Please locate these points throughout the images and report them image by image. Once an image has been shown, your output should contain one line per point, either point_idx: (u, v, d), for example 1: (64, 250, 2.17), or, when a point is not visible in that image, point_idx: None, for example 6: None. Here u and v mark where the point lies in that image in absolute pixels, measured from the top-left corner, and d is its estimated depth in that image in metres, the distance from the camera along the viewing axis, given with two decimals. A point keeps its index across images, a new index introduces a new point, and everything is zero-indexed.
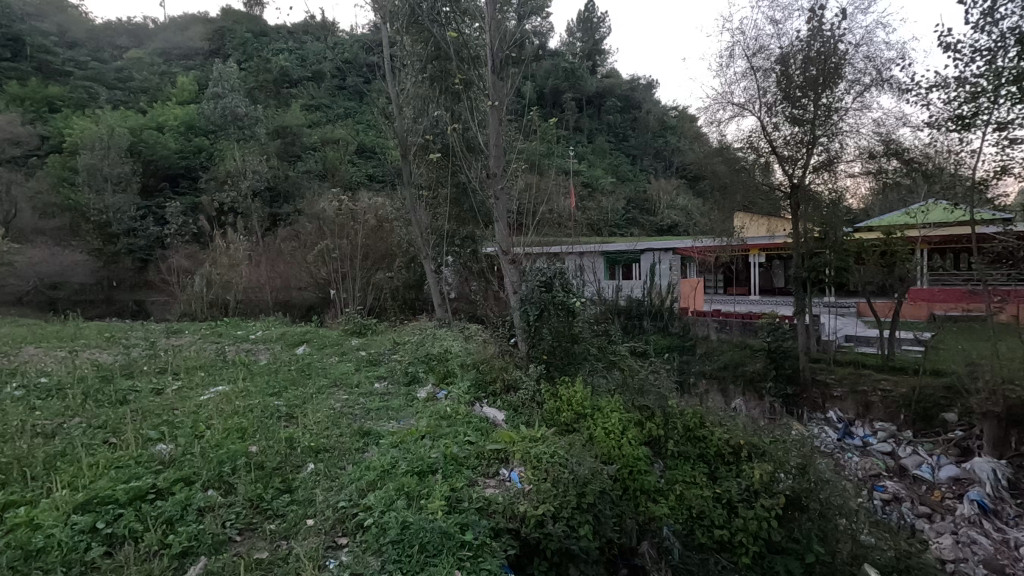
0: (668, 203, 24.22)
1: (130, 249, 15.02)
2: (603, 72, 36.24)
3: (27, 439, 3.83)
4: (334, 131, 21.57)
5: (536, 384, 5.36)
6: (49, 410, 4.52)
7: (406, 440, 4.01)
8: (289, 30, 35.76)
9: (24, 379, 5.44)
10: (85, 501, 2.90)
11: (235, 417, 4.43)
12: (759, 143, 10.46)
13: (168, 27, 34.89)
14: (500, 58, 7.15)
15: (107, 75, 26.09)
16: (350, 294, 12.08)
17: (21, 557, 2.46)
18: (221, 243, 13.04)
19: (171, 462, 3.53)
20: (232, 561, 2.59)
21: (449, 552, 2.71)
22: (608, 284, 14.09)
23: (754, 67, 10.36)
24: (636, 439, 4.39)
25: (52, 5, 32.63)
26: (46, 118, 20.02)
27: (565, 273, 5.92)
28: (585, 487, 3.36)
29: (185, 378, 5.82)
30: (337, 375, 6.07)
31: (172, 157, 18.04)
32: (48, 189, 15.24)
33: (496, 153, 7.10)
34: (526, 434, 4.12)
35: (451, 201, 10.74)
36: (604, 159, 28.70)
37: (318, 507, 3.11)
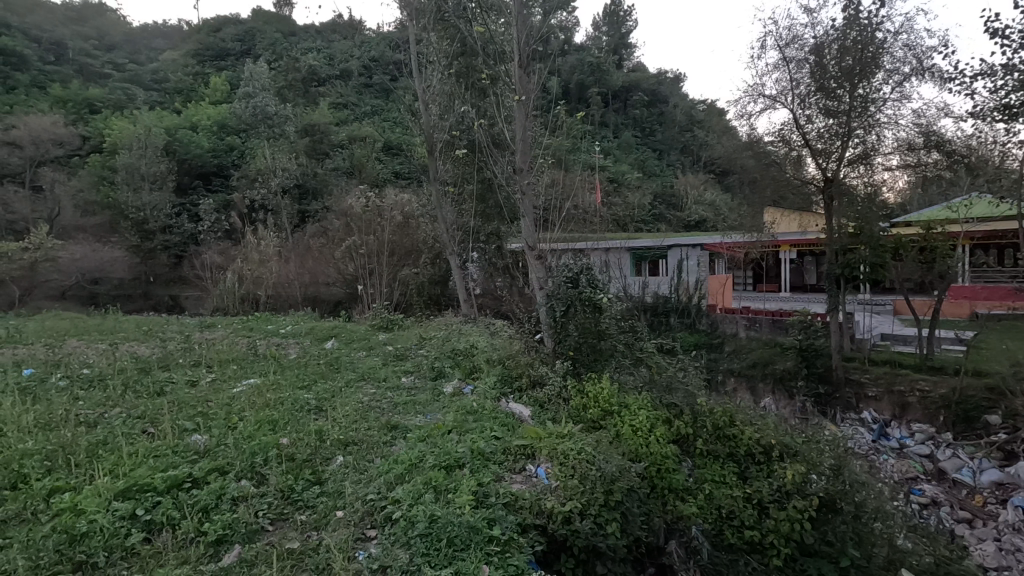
0: (695, 199, 23.86)
1: (165, 245, 15.48)
2: (629, 66, 35.80)
3: (71, 427, 3.98)
4: (361, 129, 21.83)
5: (562, 380, 5.35)
6: (92, 400, 4.70)
7: (434, 435, 4.04)
8: (317, 30, 36.31)
9: (68, 370, 5.66)
10: (126, 488, 2.99)
11: (267, 409, 4.52)
12: (791, 136, 10.18)
13: (201, 29, 35.73)
14: (527, 53, 7.12)
15: (144, 76, 26.92)
16: (377, 290, 12.22)
17: (66, 541, 2.56)
18: (253, 239, 13.34)
19: (206, 452, 3.62)
20: (264, 551, 2.65)
21: (477, 546, 2.71)
22: (634, 280, 13.90)
23: (787, 58, 10.05)
24: (664, 437, 4.34)
25: (93, 10, 33.74)
26: (88, 119, 20.76)
27: (592, 269, 5.86)
28: (612, 485, 3.35)
29: (219, 370, 5.96)
30: (365, 369, 6.14)
31: (205, 156, 18.50)
32: (88, 187, 15.81)
33: (523, 149, 7.07)
34: (553, 431, 4.11)
35: (476, 197, 10.76)
36: (630, 154, 28.39)
37: (347, 499, 3.15)
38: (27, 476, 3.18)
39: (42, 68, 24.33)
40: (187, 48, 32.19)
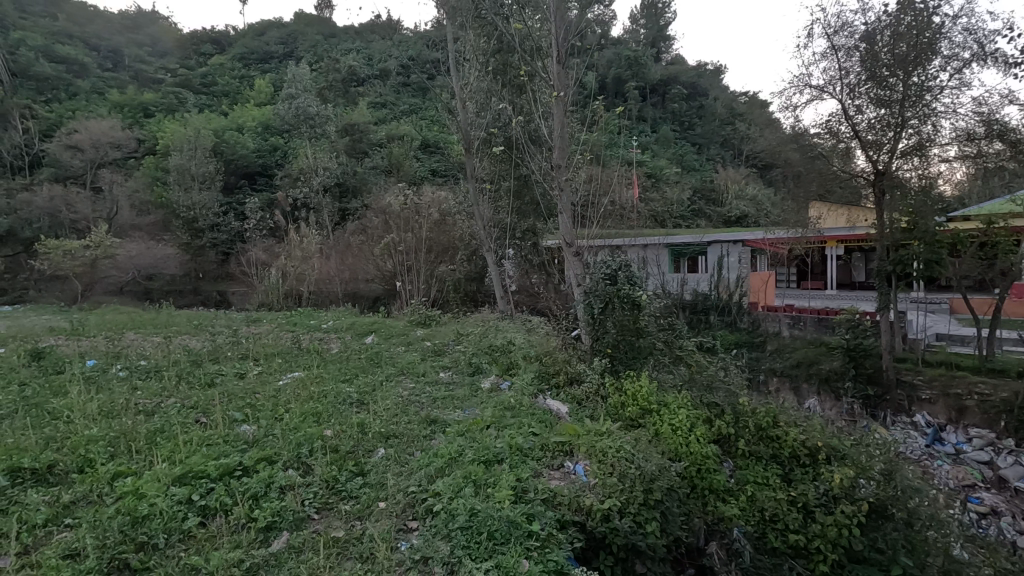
0: (736, 194, 23.20)
1: (214, 242, 16.08)
2: (667, 59, 35.12)
3: (130, 415, 4.20)
4: (399, 128, 22.17)
5: (600, 377, 5.31)
6: (149, 390, 4.94)
7: (472, 430, 4.08)
8: (356, 32, 37.04)
9: (127, 362, 5.97)
10: (182, 474, 3.14)
11: (310, 402, 4.65)
12: (839, 127, 9.79)
13: (246, 33, 36.92)
14: (564, 48, 7.07)
15: (193, 80, 28.06)
16: (414, 286, 12.40)
17: (130, 522, 2.70)
18: (295, 236, 13.73)
19: (255, 442, 3.76)
20: (312, 538, 2.74)
21: (517, 540, 2.73)
22: (673, 277, 13.61)
23: (835, 46, 9.68)
24: (705, 437, 4.26)
25: (147, 18, 35.33)
26: (142, 123, 21.76)
27: (630, 265, 5.76)
28: (652, 484, 3.33)
29: (265, 364, 6.18)
30: (404, 364, 6.24)
31: (250, 157, 19.13)
32: (143, 188, 16.60)
33: (560, 145, 7.03)
34: (591, 428, 4.10)
35: (512, 194, 10.76)
36: (669, 148, 27.85)
37: (389, 491, 3.22)
38: (93, 460, 3.37)
39: (101, 75, 25.62)
40: (233, 52, 33.33)
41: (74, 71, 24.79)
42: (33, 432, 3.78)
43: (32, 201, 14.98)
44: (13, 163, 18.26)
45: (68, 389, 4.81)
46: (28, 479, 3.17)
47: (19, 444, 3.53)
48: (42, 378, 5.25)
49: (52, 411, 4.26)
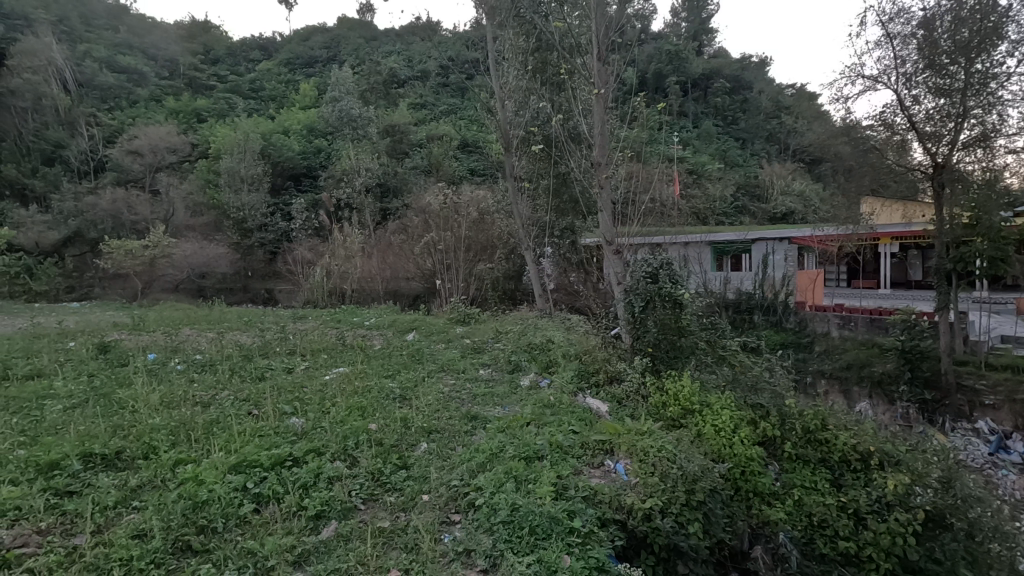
0: (782, 189, 22.44)
1: (262, 242, 16.64)
2: (710, 52, 34.32)
3: (188, 406, 4.43)
4: (438, 128, 22.41)
5: (640, 377, 5.23)
6: (204, 382, 5.20)
7: (513, 426, 4.12)
8: (397, 34, 37.66)
9: (184, 356, 6.28)
10: (238, 463, 3.29)
11: (355, 396, 4.79)
12: (893, 119, 9.42)
13: (292, 38, 38.07)
14: (605, 45, 7.02)
15: (242, 85, 29.14)
16: (453, 285, 12.55)
17: (192, 507, 2.85)
18: (339, 236, 14.12)
19: (304, 434, 3.90)
20: (359, 528, 2.84)
21: (559, 536, 2.75)
22: (715, 276, 13.28)
23: (889, 34, 9.25)
24: (749, 439, 4.18)
25: (200, 27, 36.95)
26: (196, 127, 22.75)
27: (672, 263, 5.66)
28: (694, 485, 3.30)
29: (312, 359, 6.39)
30: (444, 361, 6.35)
31: (296, 159, 19.75)
32: (198, 190, 17.38)
33: (601, 142, 6.99)
34: (632, 428, 4.08)
35: (551, 192, 10.75)
36: (711, 144, 27.19)
37: (433, 484, 3.29)
38: (157, 448, 3.57)
39: (158, 83, 26.97)
40: (280, 57, 34.42)
41: (134, 80, 26.13)
42: (102, 420, 4.04)
43: (98, 203, 15.93)
44: (79, 168, 19.45)
45: (132, 380, 5.10)
46: (99, 462, 3.39)
47: (91, 431, 3.78)
48: (108, 370, 5.58)
49: (119, 400, 4.54)
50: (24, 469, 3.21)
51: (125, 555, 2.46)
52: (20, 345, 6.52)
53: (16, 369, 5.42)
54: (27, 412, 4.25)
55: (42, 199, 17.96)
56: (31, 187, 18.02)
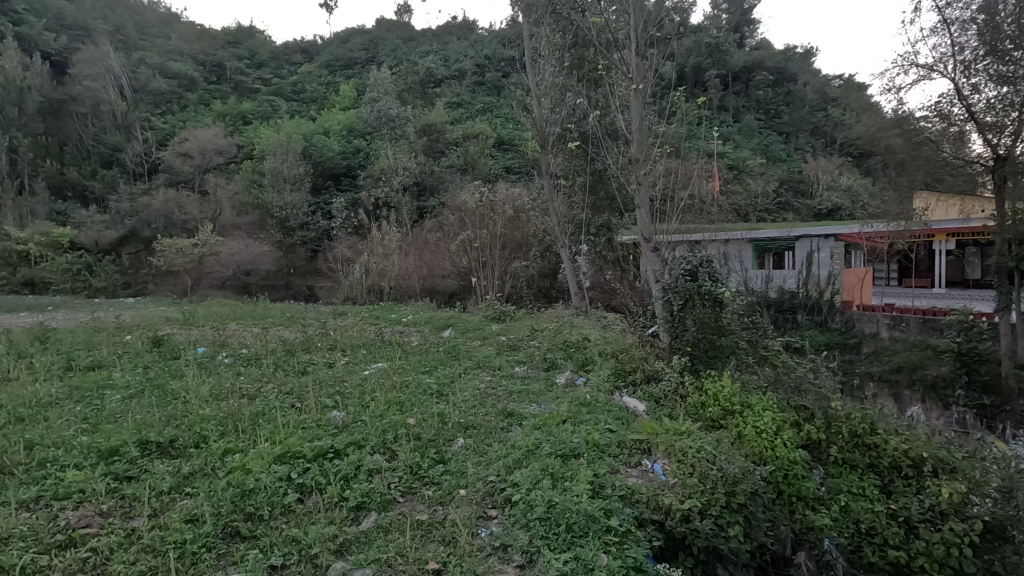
0: (828, 184, 21.62)
1: (304, 240, 16.95)
2: (752, 44, 33.37)
3: (235, 398, 4.60)
4: (475, 127, 22.50)
5: (679, 376, 5.13)
6: (250, 375, 5.39)
7: (549, 424, 4.12)
8: (433, 34, 38.04)
9: (230, 350, 6.53)
10: (282, 454, 3.40)
11: (394, 391, 4.88)
12: (951, 109, 8.96)
13: (333, 41, 38.90)
14: (643, 40, 6.91)
15: (285, 88, 29.99)
16: (489, 282, 12.65)
17: (239, 494, 2.96)
18: (377, 234, 14.40)
19: (345, 427, 4.01)
20: (397, 520, 2.89)
21: (596, 534, 2.75)
22: (756, 274, 12.89)
23: (946, 20, 8.77)
24: (792, 441, 4.07)
25: (246, 33, 38.20)
26: (242, 129, 23.57)
27: (712, 260, 5.54)
28: (735, 487, 3.24)
29: (352, 354, 6.54)
30: (480, 358, 6.38)
31: (336, 159, 20.18)
32: (243, 189, 17.99)
33: (639, 137, 6.89)
34: (670, 428, 4.03)
35: (588, 189, 10.67)
36: (752, 138, 26.43)
37: (470, 479, 3.33)
38: (206, 437, 3.73)
39: (206, 87, 28.02)
40: (321, 60, 35.23)
41: (185, 85, 27.27)
42: (156, 409, 4.24)
43: (151, 204, 16.69)
44: (134, 169, 20.18)
45: (184, 372, 5.34)
46: (154, 450, 3.56)
47: (146, 420, 3.97)
48: (161, 363, 5.83)
49: (172, 391, 4.74)
50: (87, 455, 3.40)
51: (180, 538, 2.58)
52: (81, 339, 6.88)
53: (78, 361, 5.73)
54: (89, 401, 4.50)
55: (101, 200, 18.97)
56: (91, 189, 19.07)
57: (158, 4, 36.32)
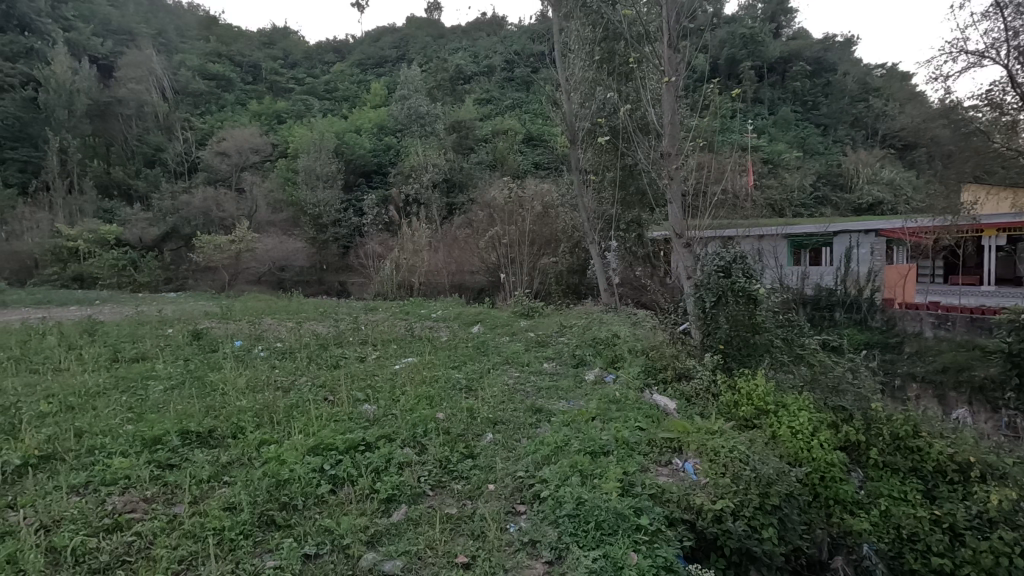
0: (869, 178, 20.84)
1: (337, 236, 17.21)
2: (789, 34, 32.39)
3: (271, 390, 4.73)
4: (504, 123, 22.43)
5: (710, 374, 5.04)
6: (285, 368, 5.53)
7: (578, 420, 4.11)
8: (463, 31, 38.15)
9: (265, 343, 6.71)
10: (315, 446, 3.46)
11: (423, 386, 4.94)
12: (1003, 98, 8.50)
13: (364, 40, 39.40)
14: (675, 31, 6.79)
15: (318, 87, 30.54)
16: (518, 278, 12.67)
17: (275, 484, 3.04)
18: (407, 230, 14.57)
19: (375, 420, 4.07)
20: (427, 513, 2.93)
21: (625, 532, 2.72)
22: (792, 271, 12.51)
23: (1001, 4, 8.30)
24: (829, 443, 3.96)
25: (281, 34, 39.04)
26: (276, 128, 24.12)
27: (746, 257, 5.42)
28: (769, 488, 3.18)
29: (382, 349, 6.64)
30: (508, 354, 6.39)
31: (367, 156, 20.45)
32: (278, 187, 18.42)
33: (671, 131, 6.76)
34: (701, 427, 3.96)
35: (617, 184, 10.54)
36: (789, 131, 25.68)
37: (499, 474, 3.34)
38: (243, 428, 3.84)
39: (243, 88, 28.76)
40: (352, 58, 35.71)
41: (222, 86, 28.04)
42: (197, 400, 4.39)
43: (191, 202, 17.27)
44: (176, 168, 20.96)
45: (222, 365, 5.51)
46: (194, 438, 3.68)
47: (187, 410, 4.12)
48: (201, 355, 6.03)
49: (211, 383, 4.91)
50: (132, 442, 3.54)
51: (218, 525, 2.67)
52: (127, 331, 7.18)
53: (124, 353, 5.98)
54: (134, 391, 4.70)
55: (145, 198, 19.72)
56: (135, 188, 19.82)
57: (197, 8, 37.43)
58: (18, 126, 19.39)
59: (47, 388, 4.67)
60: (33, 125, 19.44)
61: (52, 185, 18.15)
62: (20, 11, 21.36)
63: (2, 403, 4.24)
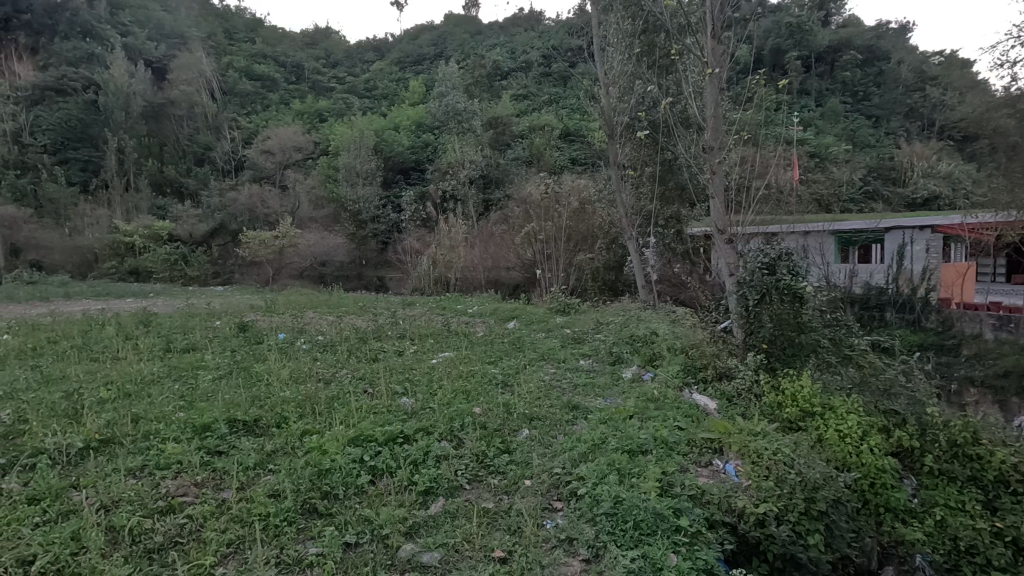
0: (924, 171, 19.82)
1: (376, 233, 17.55)
2: (839, 22, 31.10)
3: (313, 381, 4.87)
4: (541, 118, 22.31)
5: (753, 374, 4.90)
6: (327, 361, 5.67)
7: (615, 418, 4.06)
8: (501, 27, 38.17)
9: (307, 336, 6.90)
10: (355, 437, 3.53)
11: (461, 380, 4.97)
12: None
13: (404, 38, 39.93)
14: (719, 21, 6.59)
15: (359, 86, 31.13)
16: (554, 275, 12.67)
17: (317, 473, 3.12)
18: (444, 226, 14.72)
19: (414, 413, 4.13)
20: (464, 506, 2.95)
21: (664, 533, 2.68)
22: (840, 268, 12.00)
23: None
24: (880, 448, 3.81)
25: (323, 34, 40.00)
26: (318, 126, 24.69)
27: (792, 254, 5.23)
28: (815, 493, 3.08)
29: (420, 343, 6.73)
30: (545, 350, 6.37)
31: (405, 153, 20.73)
32: (319, 184, 18.86)
33: (714, 124, 6.59)
34: (744, 428, 3.86)
35: (657, 179, 10.36)
36: (838, 123, 24.65)
37: (535, 469, 3.34)
38: (287, 418, 3.96)
39: (286, 87, 29.57)
40: (392, 57, 36.25)
41: (267, 86, 28.91)
42: (243, 390, 4.54)
43: (238, 199, 17.92)
44: (223, 166, 21.78)
45: (267, 356, 5.70)
46: (241, 427, 3.82)
47: (234, 400, 4.26)
48: (247, 347, 6.25)
49: (256, 373, 5.09)
50: (184, 429, 3.70)
51: (263, 511, 2.76)
52: (179, 323, 7.51)
53: (176, 343, 6.25)
54: (186, 380, 4.90)
55: (195, 195, 20.55)
56: (186, 186, 20.68)
57: (244, 10, 38.71)
58: (80, 127, 20.49)
59: (107, 375, 4.93)
60: (93, 126, 20.51)
61: (111, 183, 19.12)
62: (82, 18, 22.80)
63: (67, 388, 4.50)
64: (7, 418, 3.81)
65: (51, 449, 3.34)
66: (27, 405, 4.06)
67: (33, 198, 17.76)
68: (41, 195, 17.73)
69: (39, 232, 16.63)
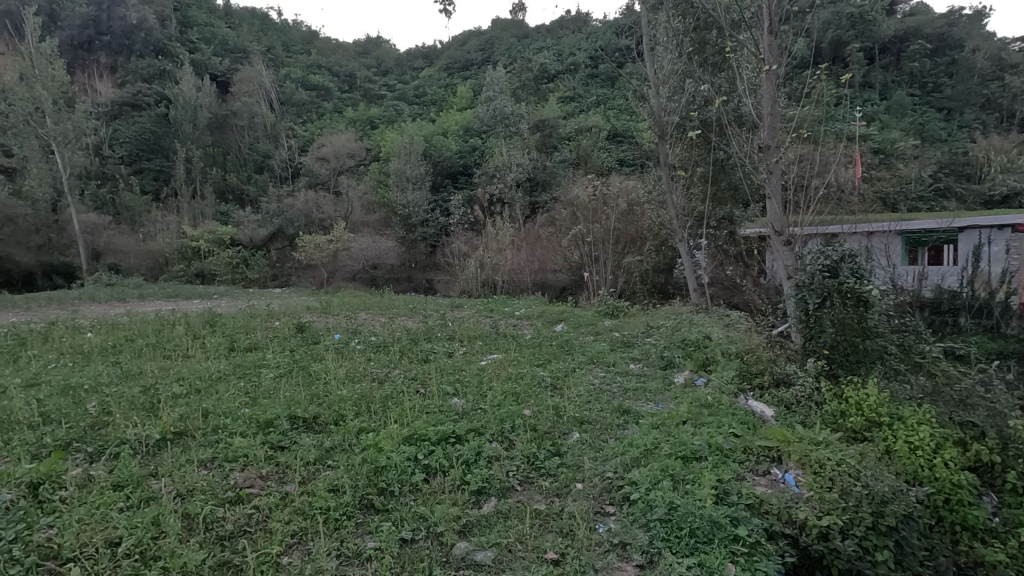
0: (1003, 166, 18.41)
1: (425, 236, 17.93)
2: (905, 10, 29.35)
3: (367, 381, 5.03)
4: (588, 119, 22.11)
5: (813, 380, 4.69)
6: (380, 361, 5.85)
7: (667, 423, 4.00)
8: (547, 29, 38.18)
9: (361, 337, 7.11)
10: (410, 435, 3.62)
11: (509, 382, 5.01)
12: None
13: (451, 44, 40.53)
14: (777, 14, 6.33)
15: (408, 93, 31.83)
16: (602, 277, 12.56)
17: (374, 470, 3.21)
18: (491, 229, 14.88)
19: (464, 413, 4.20)
20: (516, 507, 2.98)
21: (721, 542, 2.63)
22: (908, 270, 11.27)
23: None
24: (956, 462, 3.59)
25: (374, 44, 41.19)
26: (369, 133, 25.46)
27: (856, 255, 4.95)
28: (884, 506, 2.93)
29: (469, 344, 6.82)
30: (593, 353, 6.34)
31: (453, 157, 21.02)
32: (371, 188, 19.38)
33: (770, 122, 6.36)
34: (804, 436, 3.71)
35: (708, 180, 10.11)
36: (905, 117, 23.24)
37: (586, 473, 3.33)
38: (344, 416, 4.10)
39: (340, 96, 30.57)
40: (439, 63, 36.85)
41: (320, 95, 30.03)
42: (302, 388, 4.74)
43: (294, 205, 18.68)
44: (281, 173, 22.72)
45: (324, 355, 5.92)
46: (302, 423, 3.99)
47: (294, 397, 4.46)
48: (304, 347, 6.49)
49: (315, 372, 5.29)
50: (249, 424, 3.90)
51: (325, 505, 2.87)
52: (241, 323, 7.91)
53: (239, 342, 6.59)
54: (249, 377, 5.16)
55: (255, 202, 21.57)
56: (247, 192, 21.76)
57: (300, 24, 40.36)
58: (153, 139, 21.94)
59: (179, 371, 5.26)
60: (165, 138, 21.90)
61: (180, 191, 20.31)
62: (155, 37, 24.39)
63: (145, 383, 4.83)
64: (94, 410, 4.13)
65: (133, 439, 3.60)
66: (109, 398, 4.39)
67: (112, 206, 19.08)
68: (118, 203, 19.03)
69: (117, 237, 17.89)
